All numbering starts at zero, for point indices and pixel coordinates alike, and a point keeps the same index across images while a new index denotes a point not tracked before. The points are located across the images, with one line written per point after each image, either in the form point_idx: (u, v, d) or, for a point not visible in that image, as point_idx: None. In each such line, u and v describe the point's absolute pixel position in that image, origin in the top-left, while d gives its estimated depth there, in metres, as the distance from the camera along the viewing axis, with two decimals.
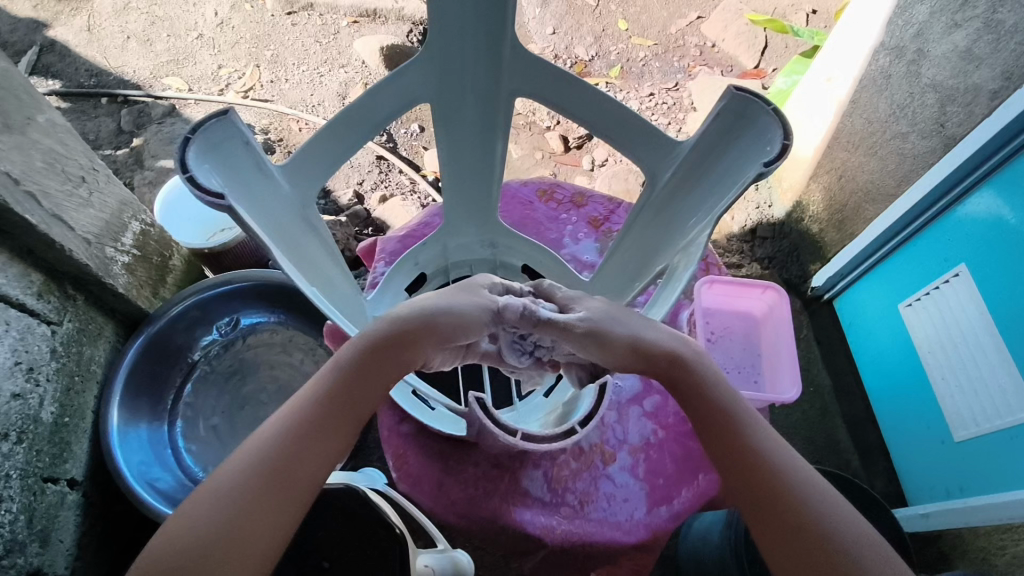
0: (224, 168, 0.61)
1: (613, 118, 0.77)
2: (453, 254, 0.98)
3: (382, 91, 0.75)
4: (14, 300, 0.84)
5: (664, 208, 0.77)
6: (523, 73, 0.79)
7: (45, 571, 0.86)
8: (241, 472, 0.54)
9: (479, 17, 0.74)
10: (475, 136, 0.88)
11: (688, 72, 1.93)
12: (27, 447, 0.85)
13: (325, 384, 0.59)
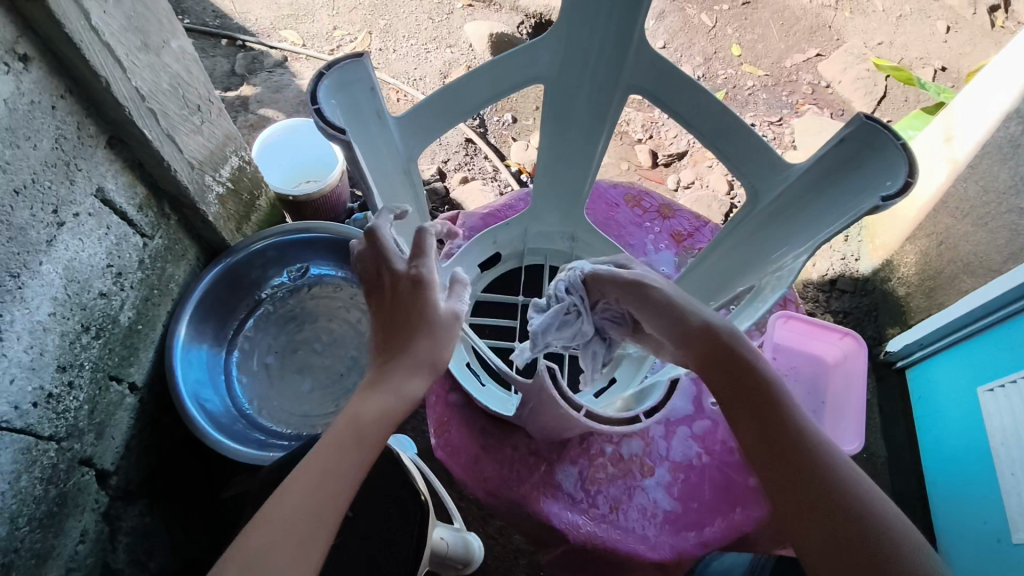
0: (347, 106, 0.68)
1: (727, 129, 0.76)
2: (532, 240, 0.97)
3: (511, 66, 0.77)
4: (118, 207, 0.90)
5: (761, 228, 0.77)
6: (644, 71, 0.79)
7: (94, 462, 0.92)
8: (288, 497, 0.55)
9: (612, 10, 0.75)
10: (582, 126, 0.89)
11: (795, 109, 1.87)
12: (102, 343, 0.91)
13: (352, 406, 0.61)
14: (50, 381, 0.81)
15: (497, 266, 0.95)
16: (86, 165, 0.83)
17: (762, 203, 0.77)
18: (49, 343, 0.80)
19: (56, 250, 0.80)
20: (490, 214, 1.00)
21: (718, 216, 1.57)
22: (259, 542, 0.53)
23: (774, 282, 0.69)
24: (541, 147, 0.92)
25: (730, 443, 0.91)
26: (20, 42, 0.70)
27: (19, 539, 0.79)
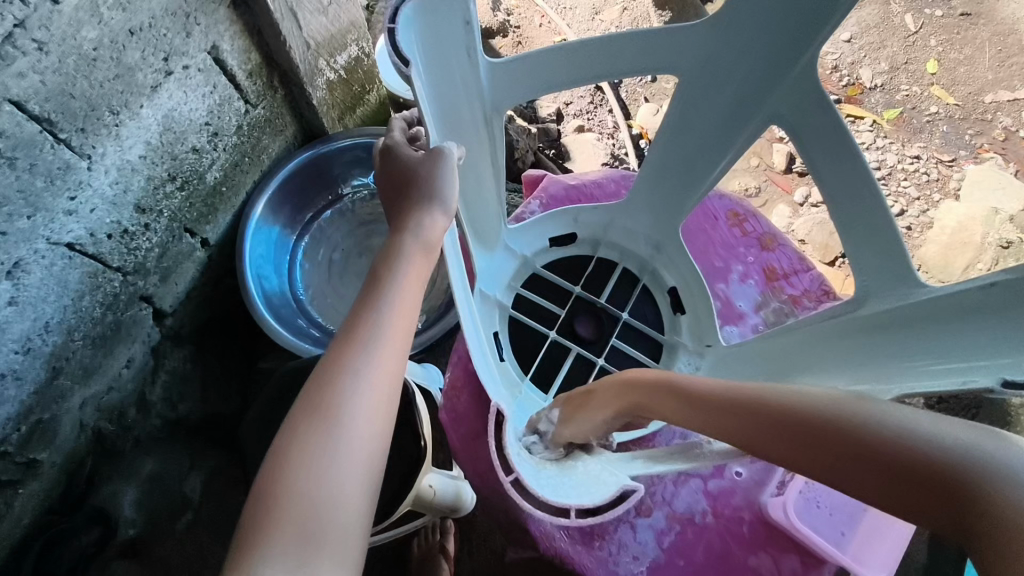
0: (433, 36, 0.62)
1: (849, 180, 0.65)
2: (614, 232, 0.91)
3: (642, 53, 0.70)
4: (228, 68, 0.90)
5: (855, 336, 0.65)
6: (793, 101, 0.70)
7: (153, 300, 0.98)
8: (349, 351, 0.50)
9: (792, 13, 0.65)
10: (707, 140, 0.80)
11: (975, 153, 1.61)
12: (184, 196, 0.94)
13: (382, 271, 0.57)
14: (128, 219, 0.86)
15: (568, 247, 0.91)
16: (205, 21, 0.82)
17: (865, 309, 0.65)
18: (134, 184, 0.84)
19: (159, 97, 0.81)
20: (575, 188, 0.93)
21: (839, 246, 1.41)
22: (339, 402, 0.47)
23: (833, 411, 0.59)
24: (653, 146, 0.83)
25: (746, 515, 0.81)
26: None
27: (71, 350, 0.86)
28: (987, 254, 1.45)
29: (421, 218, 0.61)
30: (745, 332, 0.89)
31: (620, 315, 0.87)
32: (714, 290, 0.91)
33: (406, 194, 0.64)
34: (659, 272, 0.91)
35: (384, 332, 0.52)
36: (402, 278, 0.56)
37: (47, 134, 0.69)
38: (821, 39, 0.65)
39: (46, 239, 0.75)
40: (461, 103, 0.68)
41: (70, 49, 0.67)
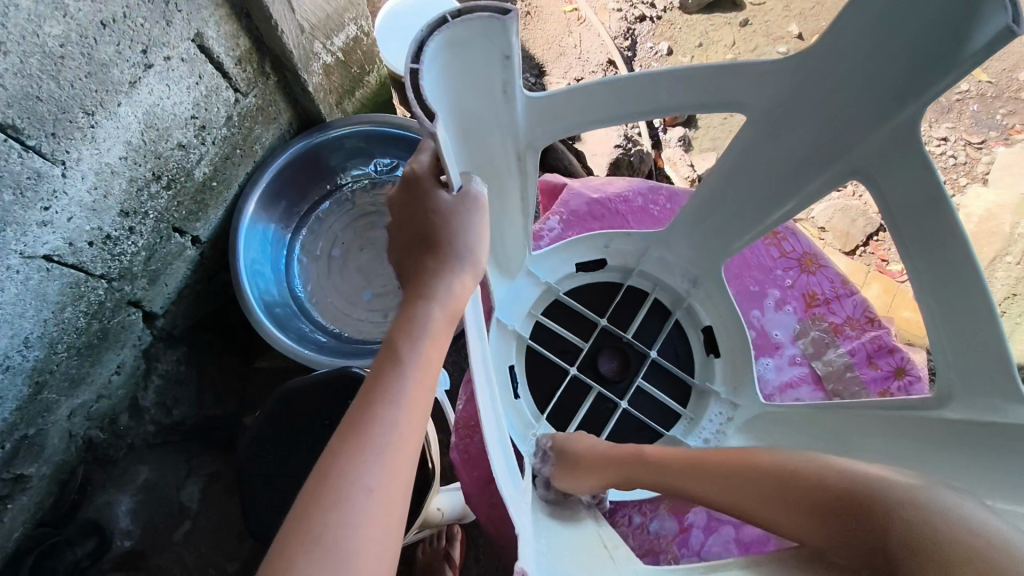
0: (463, 69, 0.54)
1: (918, 199, 0.59)
2: (651, 264, 0.84)
3: (707, 92, 0.63)
4: (215, 56, 0.82)
5: (925, 438, 0.61)
6: (880, 153, 0.62)
7: (143, 304, 0.92)
8: (353, 457, 0.43)
9: (896, 63, 0.57)
10: (772, 178, 0.73)
11: (1007, 135, 1.53)
12: (172, 195, 0.87)
13: (395, 342, 0.51)
14: (111, 223, 0.79)
15: (597, 272, 0.85)
16: (187, 7, 0.74)
17: (946, 412, 0.59)
18: (115, 187, 0.77)
19: (138, 93, 0.74)
20: (598, 202, 0.90)
21: (861, 235, 1.34)
22: (341, 514, 0.41)
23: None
24: (708, 178, 0.76)
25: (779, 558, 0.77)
26: None
27: (55, 362, 0.81)
28: (1017, 246, 1.38)
29: (445, 286, 0.54)
30: (781, 365, 0.85)
31: (649, 353, 0.81)
32: (749, 319, 0.86)
33: (428, 248, 0.56)
34: (694, 309, 0.84)
35: (395, 433, 0.45)
36: (416, 363, 0.50)
37: (12, 143, 0.62)
38: (926, 96, 0.57)
39: (19, 253, 0.69)
40: (488, 134, 0.62)
41: (32, 47, 0.60)
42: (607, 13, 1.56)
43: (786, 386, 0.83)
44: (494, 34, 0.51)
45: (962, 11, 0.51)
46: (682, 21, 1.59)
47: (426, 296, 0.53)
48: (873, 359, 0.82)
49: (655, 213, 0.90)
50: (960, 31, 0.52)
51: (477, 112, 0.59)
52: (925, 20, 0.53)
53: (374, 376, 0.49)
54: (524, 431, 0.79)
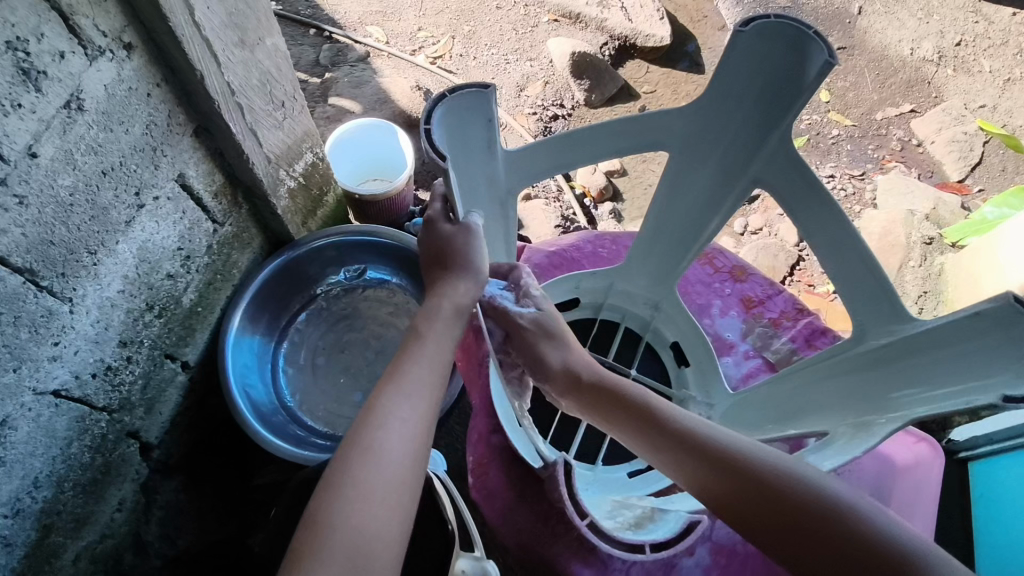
0: (459, 131, 0.68)
1: (801, 182, 0.74)
2: (615, 296, 0.97)
3: (632, 138, 0.78)
4: (195, 192, 0.91)
5: (854, 371, 0.72)
6: (773, 166, 0.77)
7: (140, 434, 0.95)
8: (390, 395, 0.63)
9: (766, 95, 0.73)
10: (697, 205, 0.87)
11: (880, 165, 1.79)
12: (163, 322, 0.93)
13: (419, 330, 0.70)
14: (111, 354, 0.84)
15: (573, 310, 0.97)
16: (171, 152, 0.84)
17: (864, 344, 0.71)
18: (114, 319, 0.83)
19: (133, 231, 0.82)
20: (555, 253, 0.99)
21: (784, 266, 1.50)
22: (380, 435, 0.59)
23: (850, 439, 0.66)
24: (646, 217, 0.89)
25: None
26: (126, 30, 0.71)
27: (62, 502, 0.82)
28: (915, 251, 1.55)
29: (450, 287, 0.73)
30: (739, 361, 0.95)
31: (629, 371, 0.92)
32: (703, 326, 0.97)
33: (443, 265, 0.74)
34: (660, 329, 0.96)
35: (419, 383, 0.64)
36: (432, 338, 0.69)
37: (29, 285, 0.69)
38: (792, 113, 0.73)
39: (32, 390, 0.73)
40: (477, 184, 0.76)
41: (48, 199, 0.68)
42: (525, 117, 1.78)
43: (747, 376, 0.94)
44: (481, 102, 0.66)
45: (798, 50, 0.68)
46: (590, 114, 1.83)
47: (443, 299, 0.72)
48: (812, 341, 0.92)
49: (605, 254, 1.00)
50: (800, 64, 0.68)
51: (469, 165, 0.73)
52: (778, 56, 0.69)
53: (403, 350, 0.69)
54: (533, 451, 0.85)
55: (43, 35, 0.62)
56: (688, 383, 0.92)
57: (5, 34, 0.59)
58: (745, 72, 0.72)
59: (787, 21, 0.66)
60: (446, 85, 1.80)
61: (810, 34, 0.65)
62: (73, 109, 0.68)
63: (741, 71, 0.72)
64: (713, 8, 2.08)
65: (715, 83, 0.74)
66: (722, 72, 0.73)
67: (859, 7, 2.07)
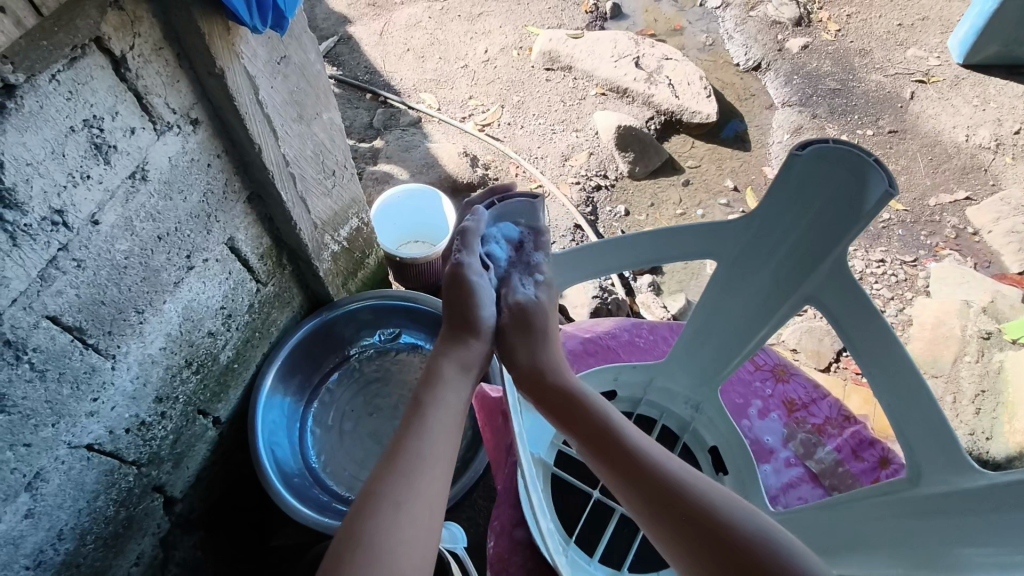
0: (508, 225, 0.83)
1: (850, 301, 0.73)
2: (655, 391, 0.93)
3: (677, 244, 0.78)
4: (243, 255, 0.95)
5: (905, 513, 0.65)
6: (828, 284, 0.75)
7: (166, 488, 0.95)
8: (391, 486, 0.60)
9: (819, 219, 0.73)
10: (745, 313, 0.85)
11: (934, 252, 1.73)
12: (199, 378, 0.95)
13: (427, 392, 0.71)
14: (146, 410, 0.86)
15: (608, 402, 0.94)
16: (224, 218, 0.88)
17: (919, 489, 0.65)
18: (153, 375, 0.85)
19: (180, 291, 0.85)
20: (592, 339, 0.99)
21: (830, 352, 1.44)
22: (382, 518, 0.57)
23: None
24: (692, 318, 0.88)
25: None
26: (194, 108, 0.76)
27: (82, 555, 0.82)
28: (972, 346, 1.47)
29: (461, 352, 0.76)
30: (779, 469, 0.90)
31: None
32: (740, 428, 0.93)
33: (455, 322, 0.79)
34: (699, 432, 0.92)
35: (424, 456, 0.63)
36: (436, 409, 0.69)
37: (77, 343, 0.71)
38: (850, 236, 0.71)
39: (67, 444, 0.75)
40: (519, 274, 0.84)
41: (104, 262, 0.71)
42: (568, 186, 1.79)
43: (787, 486, 0.89)
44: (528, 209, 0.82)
45: (859, 175, 0.66)
46: (633, 186, 1.84)
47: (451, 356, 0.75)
48: (859, 452, 0.88)
49: (642, 343, 1.00)
50: (860, 187, 0.67)
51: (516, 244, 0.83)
52: (831, 188, 0.70)
53: (408, 420, 0.68)
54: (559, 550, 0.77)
55: (118, 113, 0.67)
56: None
57: (84, 113, 0.63)
58: (796, 197, 0.72)
59: (847, 147, 0.65)
60: (493, 152, 1.86)
61: (870, 161, 0.64)
62: (137, 179, 0.72)
63: (792, 200, 0.73)
64: (761, 87, 2.10)
65: (764, 205, 0.74)
66: (773, 194, 0.73)
67: (911, 92, 2.06)
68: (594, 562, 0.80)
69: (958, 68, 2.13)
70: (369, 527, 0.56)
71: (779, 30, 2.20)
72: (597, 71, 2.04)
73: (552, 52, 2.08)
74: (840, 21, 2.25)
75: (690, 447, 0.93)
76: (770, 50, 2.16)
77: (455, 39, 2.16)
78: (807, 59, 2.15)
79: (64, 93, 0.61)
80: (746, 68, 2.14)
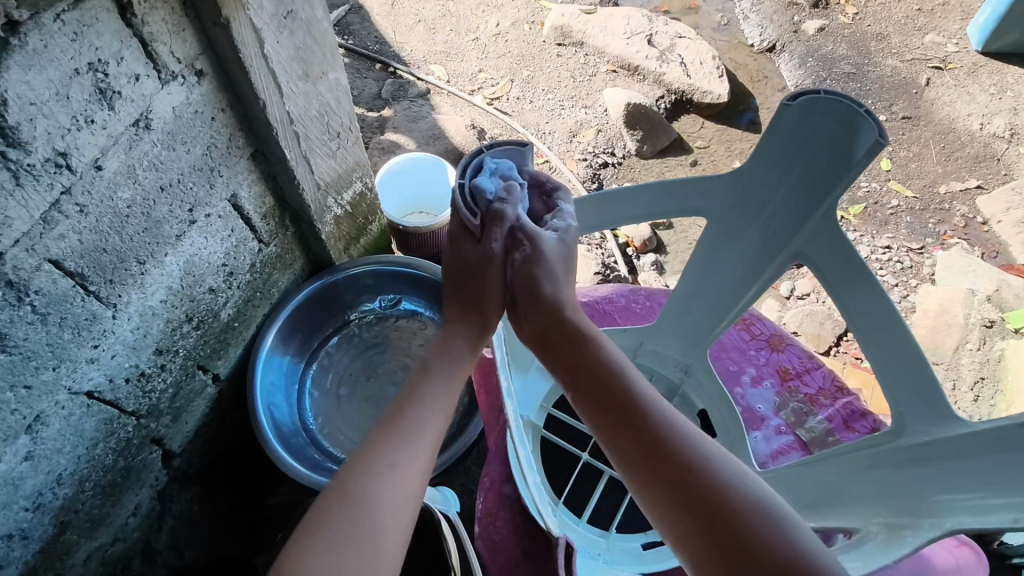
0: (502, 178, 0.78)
1: (841, 259, 0.73)
2: (644, 354, 0.93)
3: (670, 197, 0.78)
4: (245, 212, 0.95)
5: (887, 467, 0.65)
6: (818, 239, 0.75)
7: (164, 441, 0.97)
8: (388, 445, 0.60)
9: (808, 170, 0.72)
10: (735, 272, 0.85)
11: (941, 240, 1.71)
12: (199, 334, 0.95)
13: (433, 360, 0.70)
14: (146, 362, 0.87)
15: None
16: (227, 173, 0.88)
17: (901, 442, 0.65)
18: (154, 328, 0.86)
19: (182, 244, 0.85)
20: (588, 303, 0.99)
21: (831, 336, 1.44)
22: (375, 475, 0.57)
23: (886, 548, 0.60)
24: (681, 279, 0.88)
25: None
26: (199, 58, 0.76)
27: (81, 501, 0.84)
28: (974, 334, 1.46)
29: (472, 333, 0.75)
30: (769, 436, 0.91)
31: None
32: (733, 395, 0.94)
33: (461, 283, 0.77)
34: (688, 395, 0.92)
35: (422, 425, 0.63)
36: (440, 379, 0.68)
37: (79, 289, 0.72)
38: (839, 188, 0.71)
39: (67, 389, 0.76)
40: None
41: (106, 209, 0.72)
42: (575, 162, 1.78)
43: (776, 453, 0.89)
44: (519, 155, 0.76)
45: (848, 126, 0.67)
46: (640, 164, 1.83)
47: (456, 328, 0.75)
48: (849, 423, 0.88)
49: (638, 310, 1.00)
50: (850, 138, 0.67)
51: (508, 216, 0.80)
52: (819, 137, 0.70)
53: (410, 387, 0.67)
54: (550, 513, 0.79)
55: (123, 58, 0.66)
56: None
57: (89, 56, 0.63)
58: (785, 151, 0.73)
59: (838, 96, 0.65)
60: (501, 126, 1.84)
61: (861, 111, 0.64)
62: (141, 127, 0.72)
63: (781, 155, 0.73)
64: (775, 69, 2.07)
65: (757, 161, 0.75)
66: (765, 151, 0.74)
67: (927, 78, 2.03)
68: (582, 523, 0.82)
69: (976, 55, 2.10)
70: (360, 480, 0.56)
71: (796, 13, 2.17)
72: (609, 48, 2.01)
73: (564, 27, 2.06)
74: (858, 5, 2.21)
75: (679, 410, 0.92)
76: (786, 32, 2.13)
77: (467, 11, 2.13)
78: (822, 42, 2.11)
79: (69, 33, 0.60)
80: (760, 49, 2.11)
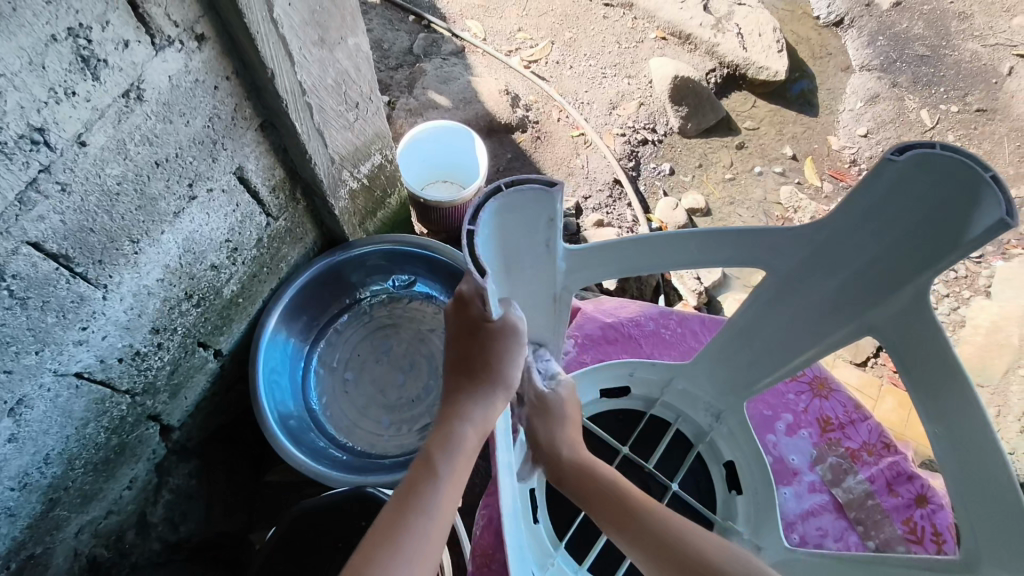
0: (511, 229, 0.58)
1: (926, 347, 0.60)
2: (671, 393, 0.86)
3: (737, 248, 0.65)
4: (253, 186, 0.88)
5: None
6: (899, 317, 0.63)
7: (162, 417, 0.94)
8: (382, 559, 0.51)
9: (910, 242, 0.59)
10: (793, 328, 0.73)
11: (1003, 249, 1.57)
12: (200, 311, 0.91)
13: (441, 445, 0.60)
14: (141, 340, 0.83)
15: (620, 398, 0.88)
16: (232, 145, 0.81)
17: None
18: (149, 307, 0.81)
19: (180, 222, 0.79)
20: (612, 326, 0.95)
21: (871, 346, 1.34)
22: None
23: None
24: (735, 318, 0.77)
25: None
26: (200, 21, 0.68)
27: (71, 478, 0.82)
28: None
29: (482, 411, 0.62)
30: (801, 493, 0.85)
31: (670, 485, 0.81)
32: (765, 444, 0.87)
33: (464, 365, 0.65)
34: (716, 444, 0.84)
35: (424, 534, 0.54)
36: (446, 475, 0.58)
37: (62, 271, 0.67)
38: (937, 268, 0.58)
39: (53, 371, 0.72)
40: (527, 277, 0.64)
41: (93, 187, 0.66)
42: (613, 137, 1.67)
43: (808, 513, 0.83)
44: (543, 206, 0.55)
45: (966, 196, 0.53)
46: (682, 143, 1.71)
47: (454, 408, 0.63)
48: (893, 486, 0.83)
49: (667, 337, 0.95)
50: (962, 214, 0.54)
51: (519, 259, 0.62)
52: (930, 205, 0.56)
53: (412, 479, 0.58)
54: (543, 559, 0.74)
55: (109, 22, 0.59)
56: (736, 514, 0.80)
57: (69, 19, 0.56)
58: (887, 211, 0.59)
59: (957, 156, 0.52)
60: (537, 92, 1.72)
61: (987, 180, 0.51)
62: (132, 98, 0.65)
63: (874, 213, 0.59)
64: (841, 46, 1.90)
65: (847, 214, 0.61)
66: (862, 204, 0.59)
67: (1010, 66, 1.84)
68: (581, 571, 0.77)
69: None
70: None
71: None
72: (660, 13, 1.86)
73: None
74: None
75: (704, 457, 0.86)
76: (857, 5, 1.94)
77: None
78: (896, 18, 1.92)
79: None
80: (826, 23, 1.93)
